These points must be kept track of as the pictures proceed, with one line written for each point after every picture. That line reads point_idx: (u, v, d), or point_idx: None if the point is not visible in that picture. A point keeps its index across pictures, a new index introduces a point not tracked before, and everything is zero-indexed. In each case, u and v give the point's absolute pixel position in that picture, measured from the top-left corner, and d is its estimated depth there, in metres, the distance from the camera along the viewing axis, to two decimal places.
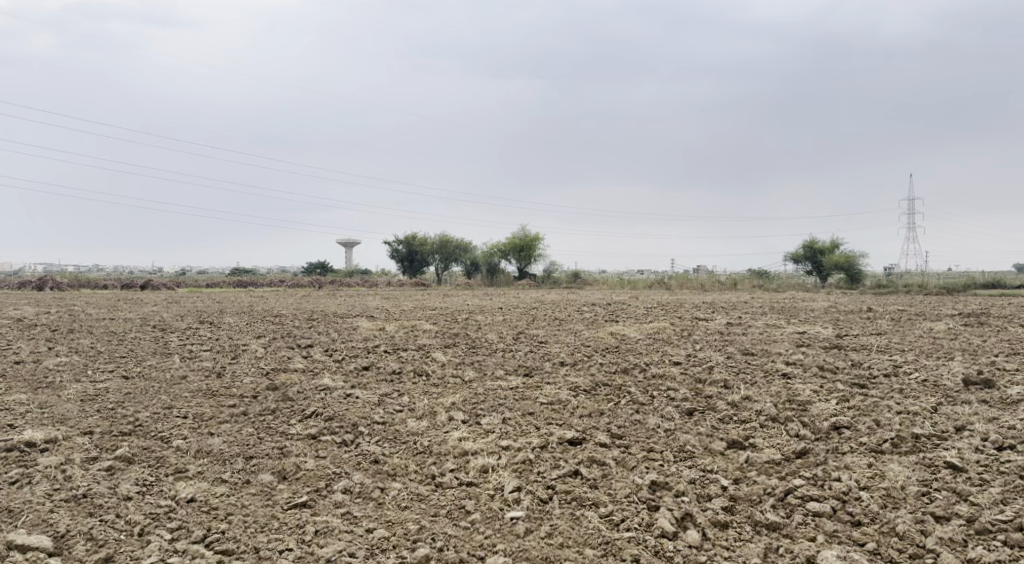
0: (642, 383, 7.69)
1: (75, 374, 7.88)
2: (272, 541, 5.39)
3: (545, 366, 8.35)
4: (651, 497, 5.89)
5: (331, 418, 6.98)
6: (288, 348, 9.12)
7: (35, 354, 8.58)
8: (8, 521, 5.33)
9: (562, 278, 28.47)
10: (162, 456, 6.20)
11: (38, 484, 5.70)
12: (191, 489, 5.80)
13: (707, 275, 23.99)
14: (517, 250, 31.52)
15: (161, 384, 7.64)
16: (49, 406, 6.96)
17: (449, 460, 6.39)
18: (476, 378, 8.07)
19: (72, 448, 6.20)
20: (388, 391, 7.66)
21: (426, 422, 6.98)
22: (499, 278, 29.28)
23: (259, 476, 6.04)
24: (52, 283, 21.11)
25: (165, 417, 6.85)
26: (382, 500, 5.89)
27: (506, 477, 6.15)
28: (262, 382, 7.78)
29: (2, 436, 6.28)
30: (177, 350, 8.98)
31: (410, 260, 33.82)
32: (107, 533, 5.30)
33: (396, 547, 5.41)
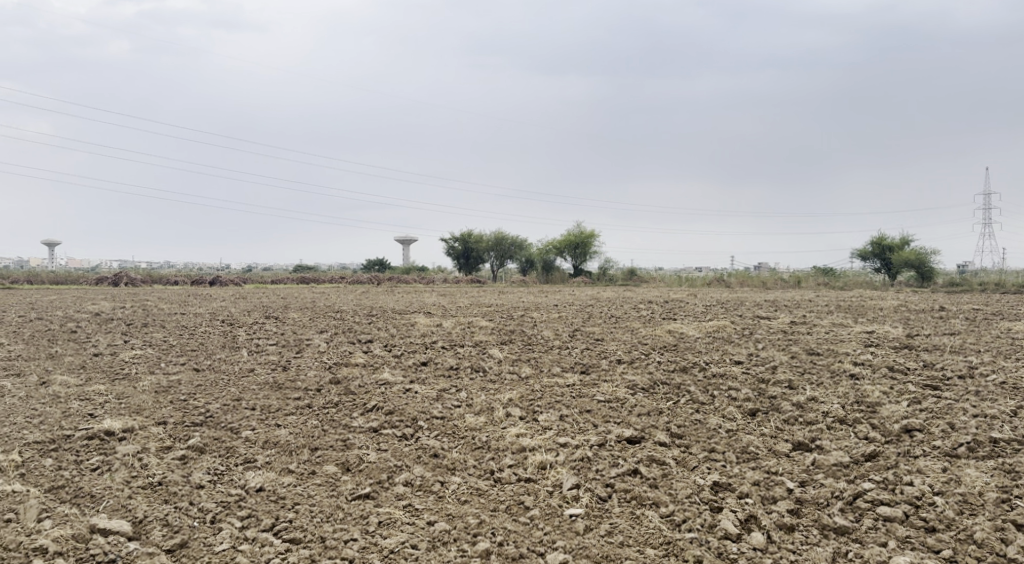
0: (702, 382, 7.59)
1: (149, 366, 8.18)
2: (337, 531, 5.51)
3: (603, 364, 8.31)
4: (714, 498, 5.82)
5: (392, 412, 7.08)
6: (349, 343, 9.28)
7: (111, 347, 8.93)
8: (90, 506, 5.55)
9: (618, 277, 28.21)
10: (232, 447, 6.38)
11: (117, 471, 5.93)
12: (260, 479, 5.97)
13: (769, 272, 23.47)
14: (573, 246, 31.36)
15: (229, 377, 7.87)
16: (126, 396, 7.25)
17: (508, 456, 6.42)
18: (533, 375, 8.08)
19: (147, 438, 6.44)
20: (446, 386, 7.74)
21: (484, 418, 7.02)
22: (555, 277, 29.13)
23: (324, 468, 6.18)
24: (126, 279, 21.86)
25: (234, 408, 7.05)
26: (442, 493, 5.95)
27: (565, 474, 6.15)
28: (324, 376, 7.94)
29: (84, 425, 6.55)
30: (244, 343, 9.24)
31: (466, 257, 33.99)
32: (182, 519, 5.49)
33: (457, 541, 5.47)
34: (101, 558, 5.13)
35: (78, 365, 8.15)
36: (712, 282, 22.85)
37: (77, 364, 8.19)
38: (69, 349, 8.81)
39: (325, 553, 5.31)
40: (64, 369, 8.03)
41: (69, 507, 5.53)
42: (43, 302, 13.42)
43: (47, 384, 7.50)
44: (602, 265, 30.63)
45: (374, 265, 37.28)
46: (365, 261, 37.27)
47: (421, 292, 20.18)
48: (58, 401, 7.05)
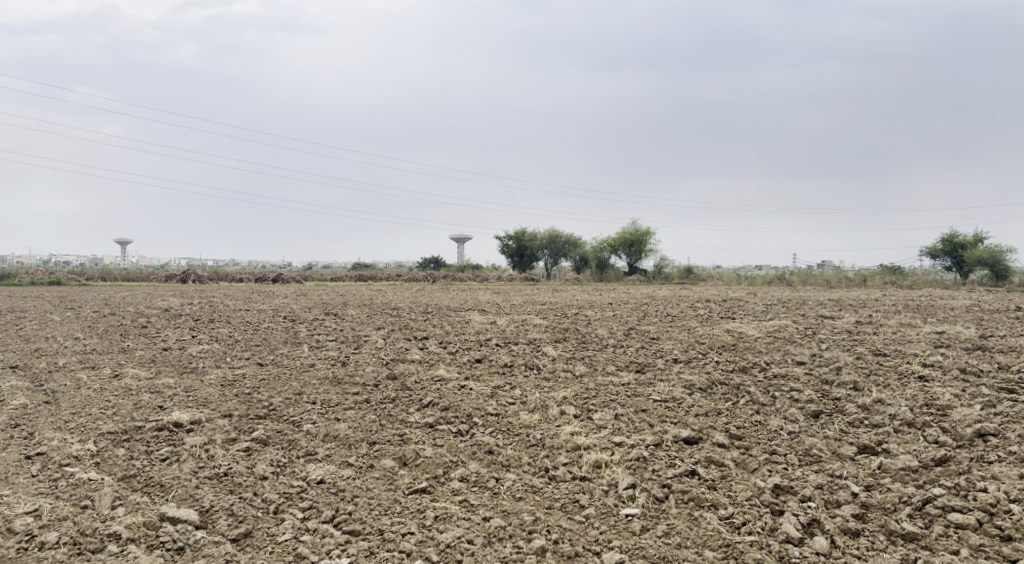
0: (763, 383, 7.44)
1: (215, 360, 8.41)
2: (395, 524, 5.58)
3: (659, 363, 8.22)
4: (775, 501, 5.70)
5: (447, 409, 7.13)
6: (405, 340, 9.39)
7: (179, 341, 9.22)
8: (160, 495, 5.74)
9: (675, 275, 27.91)
10: (293, 439, 6.52)
11: (185, 462, 6.12)
12: (321, 471, 6.08)
13: (832, 271, 22.89)
14: (628, 244, 31.11)
15: (291, 371, 8.04)
16: (193, 389, 7.47)
17: (563, 454, 6.40)
18: (588, 373, 8.04)
19: (213, 429, 6.62)
20: (501, 383, 7.75)
21: (539, 415, 7.02)
22: (610, 275, 29.01)
23: (382, 462, 6.26)
24: (194, 277, 22.49)
25: (296, 402, 7.20)
26: (498, 489, 5.97)
27: (620, 474, 6.10)
28: (382, 371, 8.05)
29: (154, 416, 6.78)
30: (305, 339, 9.43)
31: (520, 255, 34.10)
32: (246, 510, 5.62)
33: (513, 537, 5.49)
34: (170, 545, 5.29)
35: (149, 359, 8.43)
36: (773, 281, 22.27)
37: (147, 358, 8.47)
38: (140, 343, 9.13)
39: (383, 545, 5.39)
40: (136, 363, 8.31)
41: (140, 495, 5.72)
42: (115, 302, 12.96)
43: (120, 377, 7.78)
44: (658, 263, 30.33)
45: (429, 262, 37.59)
46: (421, 260, 37.70)
47: (477, 290, 19.76)
48: (130, 393, 7.31)
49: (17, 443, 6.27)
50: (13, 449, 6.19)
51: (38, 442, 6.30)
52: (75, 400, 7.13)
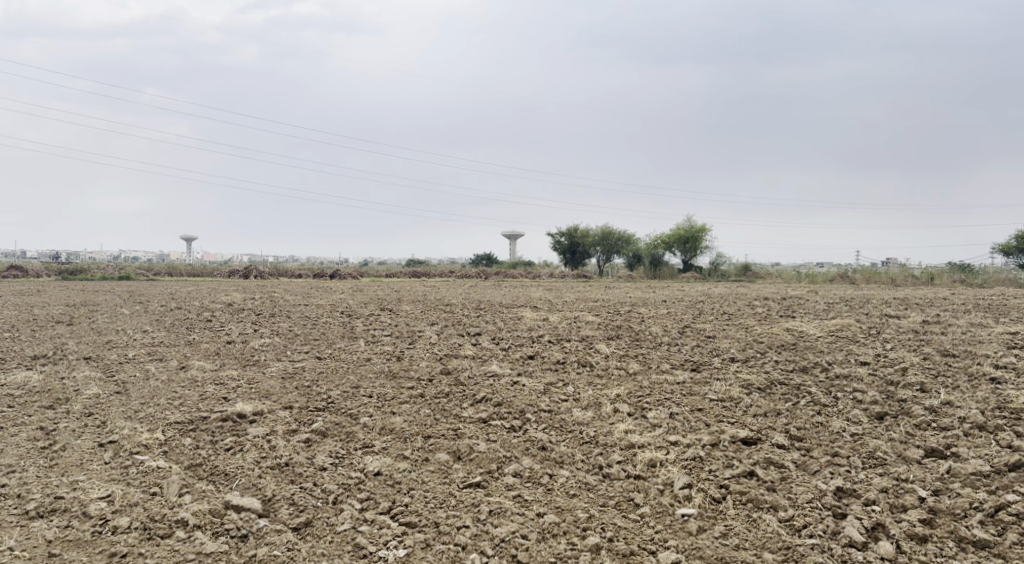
0: (824, 383, 7.27)
1: (276, 353, 8.61)
2: (450, 517, 5.63)
3: (715, 362, 8.11)
4: (837, 504, 5.57)
5: (500, 404, 7.15)
6: (458, 336, 9.45)
7: (242, 335, 9.45)
8: (225, 483, 5.90)
9: (732, 272, 27.46)
10: (351, 432, 6.63)
11: (248, 452, 6.27)
12: (378, 463, 6.17)
13: (898, 269, 22.17)
14: (683, 241, 30.74)
15: (347, 365, 8.17)
16: (256, 381, 7.66)
17: (617, 452, 6.36)
18: (642, 371, 7.98)
19: (275, 421, 6.77)
20: (554, 380, 7.75)
21: (592, 412, 6.99)
22: (664, 272, 28.69)
23: (437, 455, 6.32)
24: (255, 272, 23.02)
25: (353, 395, 7.31)
26: (551, 486, 5.97)
27: (676, 473, 6.03)
28: (436, 366, 8.12)
29: (219, 407, 6.96)
30: (362, 333, 9.59)
31: (572, 252, 34.02)
32: (307, 499, 5.74)
33: (567, 534, 5.48)
34: (235, 532, 5.43)
35: (214, 352, 8.67)
36: (833, 281, 21.07)
37: (212, 351, 8.71)
38: (205, 336, 9.40)
39: (439, 538, 5.44)
40: (201, 355, 8.56)
41: (206, 484, 5.89)
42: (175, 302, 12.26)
43: (186, 368, 8.02)
44: (714, 260, 29.84)
45: (482, 260, 37.73)
46: (473, 256, 37.89)
47: (528, 290, 17.85)
48: (196, 385, 7.52)
49: (91, 431, 6.51)
50: (87, 436, 6.42)
51: (110, 430, 6.53)
52: (145, 390, 7.37)
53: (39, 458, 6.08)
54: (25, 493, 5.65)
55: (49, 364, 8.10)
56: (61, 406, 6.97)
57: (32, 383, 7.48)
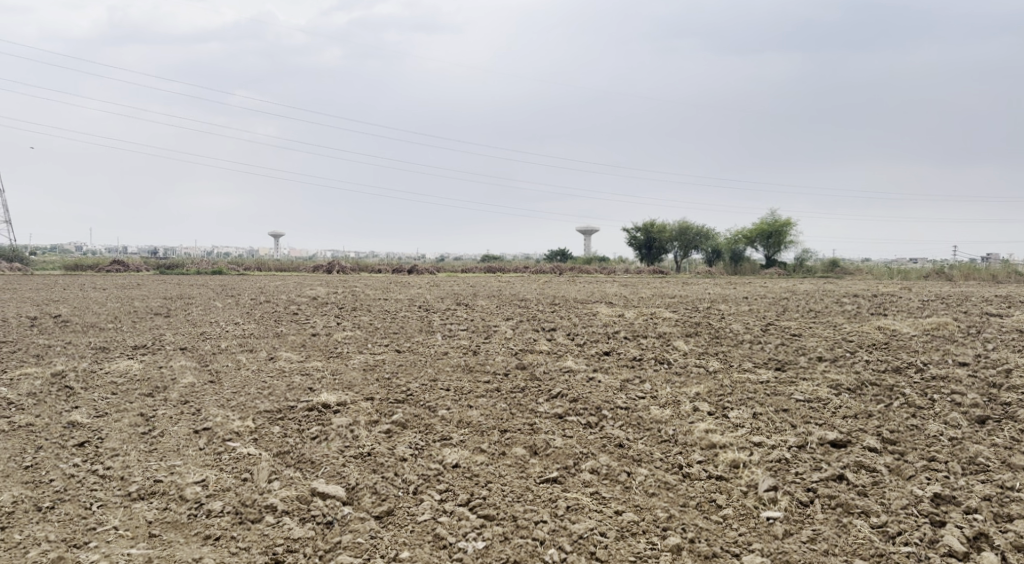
0: (919, 384, 6.96)
1: (357, 345, 8.80)
2: (528, 511, 5.63)
3: (801, 361, 7.86)
4: (934, 511, 5.35)
5: (576, 400, 7.11)
6: (534, 331, 9.45)
7: (325, 328, 9.69)
8: (311, 470, 6.06)
9: (818, 268, 26.60)
10: (429, 424, 6.71)
11: (333, 441, 6.43)
12: (456, 456, 6.22)
13: (1001, 265, 20.96)
14: (766, 235, 29.97)
15: (425, 359, 8.27)
16: (338, 372, 7.85)
17: (697, 451, 6.23)
18: (723, 369, 7.80)
19: (357, 411, 6.91)
20: (631, 376, 7.65)
21: (670, 411, 6.87)
22: (744, 268, 28.11)
23: (513, 450, 6.33)
24: (338, 267, 23.69)
25: (431, 388, 7.40)
26: (630, 484, 5.90)
27: (760, 475, 5.88)
28: (512, 361, 8.14)
29: (304, 397, 7.16)
30: (439, 327, 9.69)
31: (648, 247, 33.52)
32: (388, 489, 5.84)
33: (647, 533, 5.41)
34: (321, 519, 5.57)
35: (300, 344, 8.92)
36: (929, 281, 18.10)
37: (297, 343, 8.96)
38: (291, 328, 9.68)
39: (517, 532, 5.45)
40: (288, 346, 8.82)
41: (293, 471, 6.06)
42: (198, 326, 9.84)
43: (274, 359, 8.28)
44: (797, 255, 29.02)
45: (557, 255, 37.69)
46: (548, 251, 37.79)
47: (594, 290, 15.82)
48: (283, 375, 7.76)
49: (187, 418, 6.78)
50: (183, 422, 6.70)
51: (204, 417, 6.79)
52: (236, 380, 7.64)
53: (140, 443, 6.37)
54: (128, 476, 5.92)
55: (148, 354, 8.49)
56: (159, 394, 7.29)
57: (133, 371, 7.85)
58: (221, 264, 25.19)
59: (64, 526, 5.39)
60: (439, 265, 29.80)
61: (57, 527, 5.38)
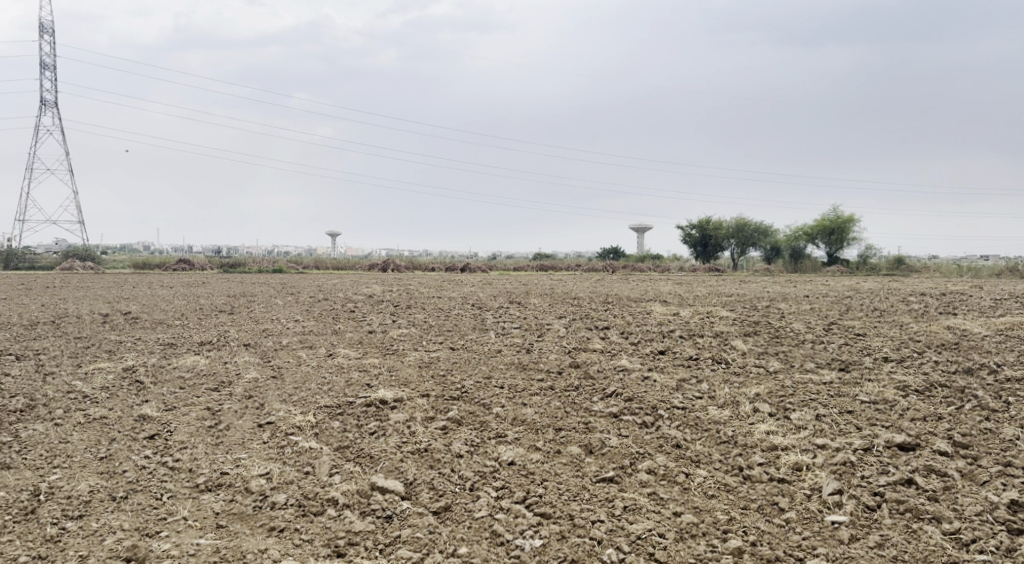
0: (992, 386, 6.72)
1: (412, 343, 8.89)
2: (585, 510, 5.61)
3: (866, 361, 7.64)
4: (1011, 519, 5.23)
5: (632, 400, 7.04)
6: (587, 329, 9.40)
7: (381, 325, 9.81)
8: (370, 465, 6.14)
9: (883, 265, 25.89)
10: (484, 421, 6.73)
11: (390, 436, 6.51)
12: (512, 453, 6.23)
13: None
14: (828, 233, 29.25)
15: (480, 356, 8.31)
16: (395, 368, 7.95)
17: (758, 453, 6.12)
18: (783, 370, 7.63)
19: (414, 407, 6.98)
20: (688, 376, 7.56)
21: (729, 411, 6.76)
22: (806, 266, 27.42)
23: (569, 448, 6.31)
24: (393, 266, 23.89)
25: (486, 386, 7.43)
26: (688, 485, 5.82)
27: (824, 478, 5.75)
28: (565, 359, 8.11)
29: (362, 393, 7.27)
30: (492, 325, 9.72)
31: (704, 244, 33.01)
32: (445, 485, 5.89)
33: (707, 535, 5.34)
34: (380, 513, 5.65)
35: (357, 341, 9.06)
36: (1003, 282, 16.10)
37: (355, 340, 9.10)
38: (349, 325, 9.83)
39: (574, 530, 5.44)
40: (346, 343, 8.97)
41: (353, 465, 6.15)
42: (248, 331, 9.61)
43: (333, 356, 8.42)
44: (862, 253, 28.26)
45: (609, 254, 37.35)
46: (600, 249, 37.50)
47: (646, 290, 15.07)
48: (342, 371, 7.89)
49: (251, 412, 6.95)
50: (248, 417, 6.87)
51: (267, 412, 6.95)
52: (297, 375, 7.80)
53: (207, 436, 6.55)
54: (196, 468, 6.10)
55: (213, 350, 8.73)
56: (224, 388, 7.49)
57: (200, 366, 8.09)
58: (283, 264, 25.03)
59: (137, 515, 5.57)
60: (494, 265, 28.93)
61: (130, 516, 5.56)
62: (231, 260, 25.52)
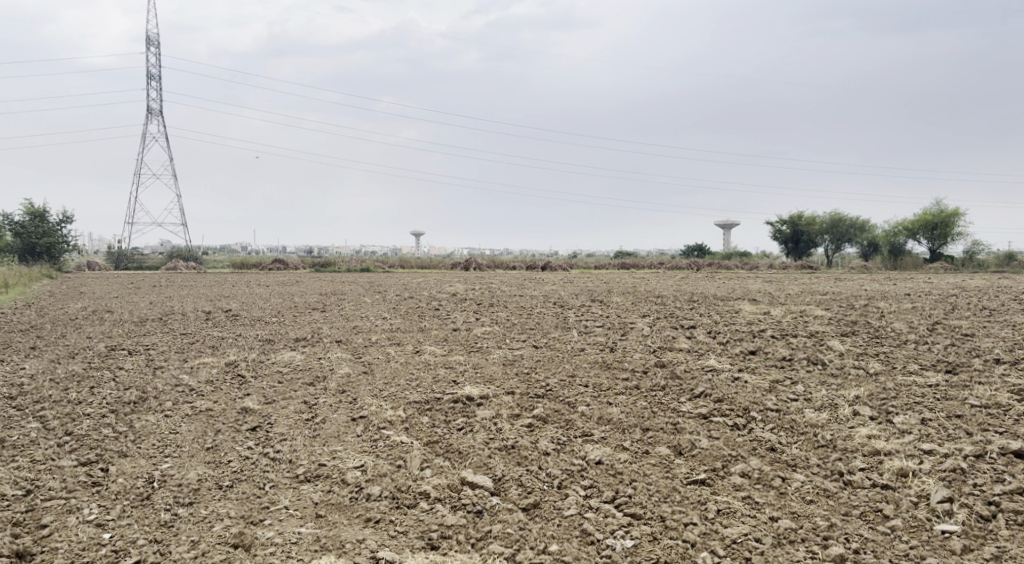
0: None
1: (497, 341, 8.95)
2: (677, 513, 5.51)
3: (975, 363, 7.25)
4: None
5: (722, 401, 6.89)
6: (673, 328, 9.25)
7: (466, 323, 9.93)
8: (459, 461, 6.21)
9: (992, 262, 24.46)
10: (571, 420, 6.71)
11: (478, 433, 6.56)
12: (599, 452, 6.19)
13: None
14: (930, 227, 27.93)
15: (564, 355, 8.28)
16: (480, 366, 8.02)
17: (859, 458, 5.88)
18: (885, 371, 7.31)
19: (500, 404, 7.03)
20: (781, 377, 7.33)
21: (827, 414, 6.51)
22: (905, 262, 26.25)
23: (658, 449, 6.22)
24: (475, 266, 24.14)
25: (570, 384, 7.40)
26: (785, 489, 5.64)
27: (932, 485, 5.49)
28: (651, 359, 8.00)
29: (449, 390, 7.36)
30: (576, 324, 9.68)
31: (794, 243, 31.86)
32: (534, 482, 5.90)
33: (806, 541, 5.17)
34: (471, 507, 5.70)
35: (442, 338, 9.19)
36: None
37: (441, 337, 9.24)
38: (434, 323, 9.98)
39: (666, 532, 5.35)
40: (432, 340, 9.10)
41: (443, 460, 6.24)
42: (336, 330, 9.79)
43: (420, 353, 8.57)
44: (968, 249, 26.78)
45: (693, 252, 36.53)
46: (684, 247, 36.88)
47: (735, 289, 14.26)
48: (429, 368, 8.02)
49: (345, 407, 7.14)
50: (341, 411, 7.06)
51: (360, 406, 7.13)
52: (386, 371, 7.97)
53: (304, 429, 6.77)
54: (295, 459, 6.31)
55: (308, 346, 9.02)
56: (319, 383, 7.73)
57: (295, 361, 8.37)
58: (371, 264, 25.42)
59: (242, 503, 5.81)
60: (578, 265, 27.84)
61: (236, 504, 5.80)
62: (321, 260, 26.19)
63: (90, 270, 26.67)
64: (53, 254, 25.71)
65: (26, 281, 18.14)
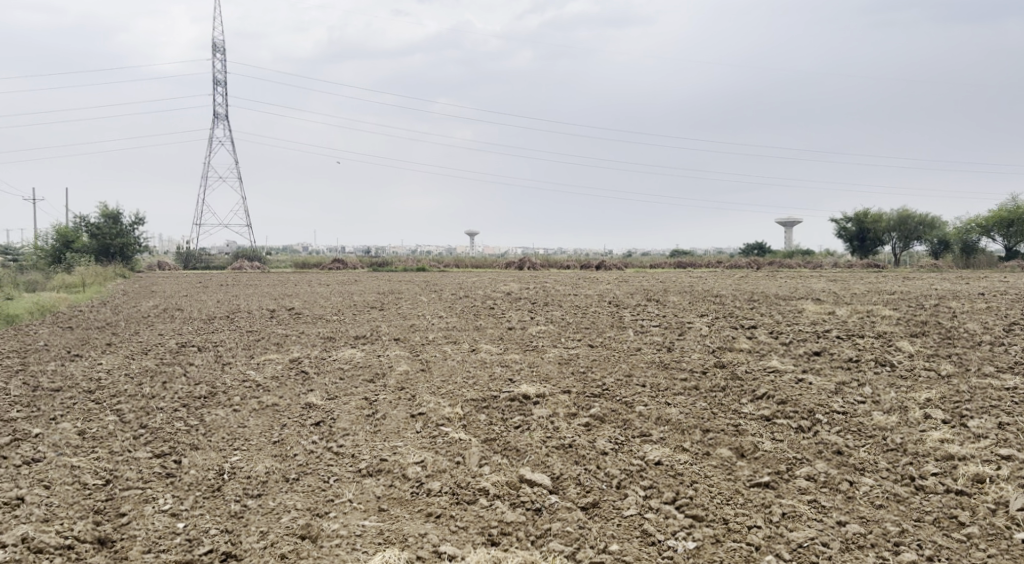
0: None
1: (553, 340, 8.94)
2: (739, 515, 5.42)
3: None
4: None
5: (785, 402, 6.74)
6: (733, 328, 9.09)
7: (522, 321, 9.95)
8: (517, 459, 6.22)
9: None
10: (629, 420, 6.66)
11: (535, 431, 6.57)
12: (659, 453, 6.13)
13: None
14: (1005, 224, 26.82)
15: (620, 354, 8.22)
16: (536, 364, 8.03)
17: (931, 462, 5.69)
18: (957, 373, 7.06)
19: (557, 403, 7.02)
20: (846, 379, 7.14)
21: (896, 417, 6.32)
22: (979, 261, 25.19)
23: (718, 450, 6.13)
24: (528, 266, 24.22)
25: (627, 384, 7.35)
26: (852, 494, 5.50)
27: (1011, 493, 5.28)
28: (710, 359, 7.88)
29: (505, 388, 7.39)
30: (632, 323, 9.60)
31: (860, 239, 31.08)
32: (593, 482, 5.87)
33: (876, 547, 5.03)
34: (530, 505, 5.71)
35: (498, 336, 9.23)
36: None
37: (497, 336, 9.28)
38: (490, 322, 10.03)
39: (730, 535, 5.27)
40: (488, 339, 9.16)
41: (501, 457, 6.26)
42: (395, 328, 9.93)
43: (476, 351, 8.62)
44: None
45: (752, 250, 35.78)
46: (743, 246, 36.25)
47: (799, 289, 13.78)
48: (485, 366, 8.07)
49: (403, 403, 7.23)
50: (400, 407, 7.15)
51: (418, 403, 7.22)
52: (444, 369, 8.04)
53: (365, 424, 6.88)
54: (357, 454, 6.42)
55: (367, 343, 9.17)
56: (379, 380, 7.85)
57: (355, 359, 8.52)
58: (427, 264, 25.60)
59: (308, 496, 5.94)
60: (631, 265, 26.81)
61: (302, 497, 5.93)
62: (378, 260, 26.58)
63: (160, 269, 27.70)
64: (125, 254, 26.76)
65: (102, 280, 18.88)
